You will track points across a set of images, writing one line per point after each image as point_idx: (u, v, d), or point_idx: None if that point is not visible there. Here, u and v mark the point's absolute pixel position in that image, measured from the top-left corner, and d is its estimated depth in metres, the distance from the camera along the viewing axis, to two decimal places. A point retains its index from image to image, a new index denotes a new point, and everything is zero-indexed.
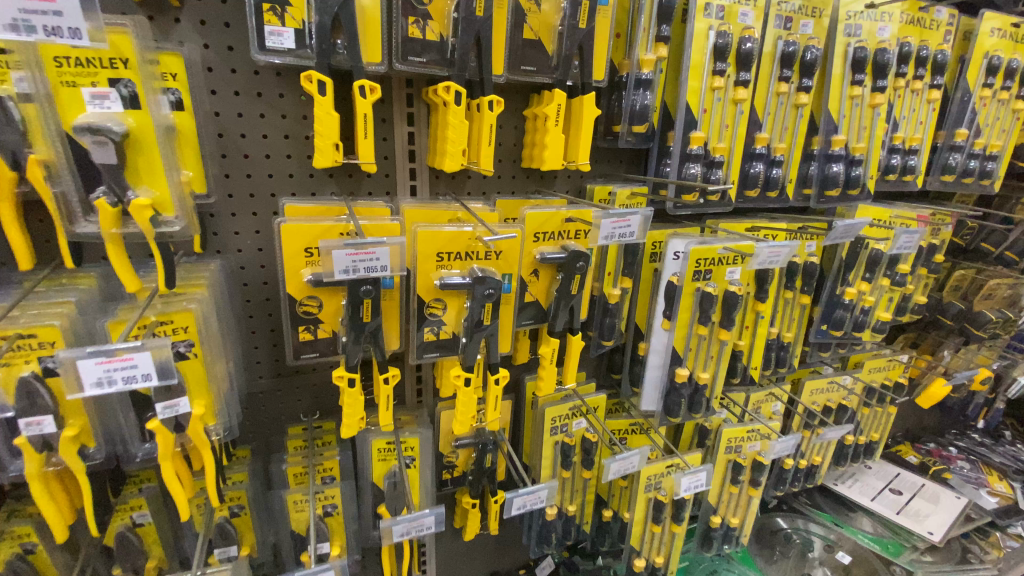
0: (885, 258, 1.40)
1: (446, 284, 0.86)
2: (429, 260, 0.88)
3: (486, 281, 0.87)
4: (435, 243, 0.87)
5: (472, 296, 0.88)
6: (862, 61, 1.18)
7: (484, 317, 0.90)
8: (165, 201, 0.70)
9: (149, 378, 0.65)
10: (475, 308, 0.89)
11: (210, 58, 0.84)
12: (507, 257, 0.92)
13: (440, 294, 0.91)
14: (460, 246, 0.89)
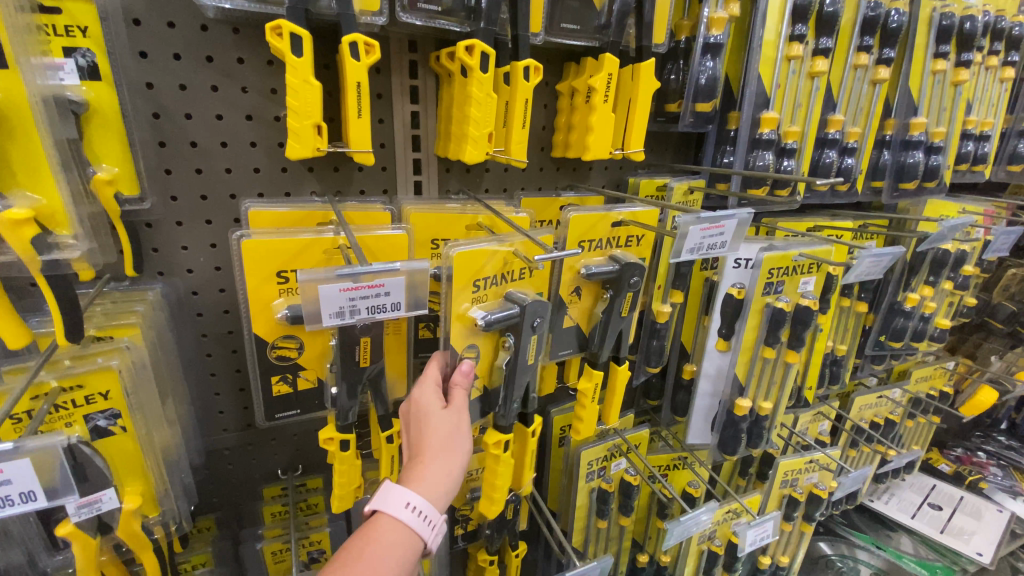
0: (952, 259, 1.23)
1: (495, 318, 0.63)
2: (464, 290, 0.64)
3: (540, 307, 0.66)
4: (473, 266, 0.64)
5: (524, 330, 0.66)
6: (949, 30, 0.99)
7: (534, 356, 0.69)
8: (58, 213, 0.47)
9: (31, 497, 0.44)
10: (524, 346, 0.67)
11: (136, 6, 0.59)
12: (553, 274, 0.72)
13: (473, 338, 0.67)
14: (501, 267, 0.67)
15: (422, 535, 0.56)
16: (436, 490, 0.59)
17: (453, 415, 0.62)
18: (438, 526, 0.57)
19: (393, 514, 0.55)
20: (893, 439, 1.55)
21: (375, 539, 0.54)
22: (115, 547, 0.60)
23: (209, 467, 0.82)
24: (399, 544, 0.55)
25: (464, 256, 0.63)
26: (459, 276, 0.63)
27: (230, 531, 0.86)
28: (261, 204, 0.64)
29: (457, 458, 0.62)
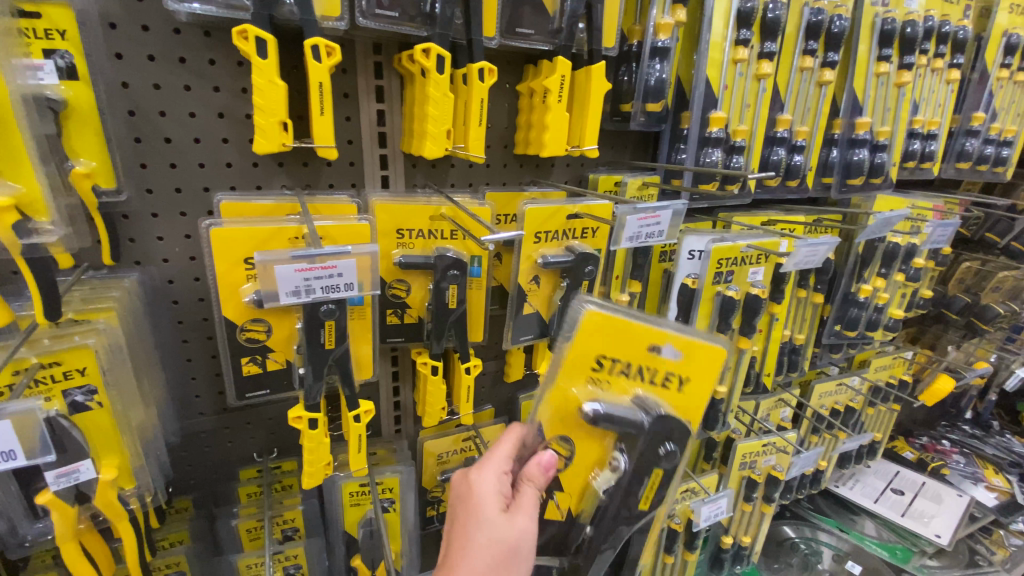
0: (902, 251, 1.30)
1: (608, 415, 0.62)
2: (630, 351, 0.64)
3: (668, 429, 0.64)
4: (601, 338, 0.63)
5: (637, 448, 0.65)
6: (891, 35, 1.05)
7: (644, 499, 0.68)
8: (36, 201, 0.51)
9: (11, 456, 0.48)
10: (635, 468, 0.65)
11: (112, 10, 0.64)
12: (693, 396, 0.66)
13: (574, 434, 0.67)
14: (639, 358, 0.64)
15: None
16: None
17: (508, 528, 0.60)
18: None
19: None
20: (854, 426, 1.61)
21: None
22: (94, 517, 0.64)
23: (185, 449, 0.86)
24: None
25: (598, 322, 0.62)
26: (590, 349, 0.63)
27: (206, 512, 0.90)
28: (233, 197, 0.68)
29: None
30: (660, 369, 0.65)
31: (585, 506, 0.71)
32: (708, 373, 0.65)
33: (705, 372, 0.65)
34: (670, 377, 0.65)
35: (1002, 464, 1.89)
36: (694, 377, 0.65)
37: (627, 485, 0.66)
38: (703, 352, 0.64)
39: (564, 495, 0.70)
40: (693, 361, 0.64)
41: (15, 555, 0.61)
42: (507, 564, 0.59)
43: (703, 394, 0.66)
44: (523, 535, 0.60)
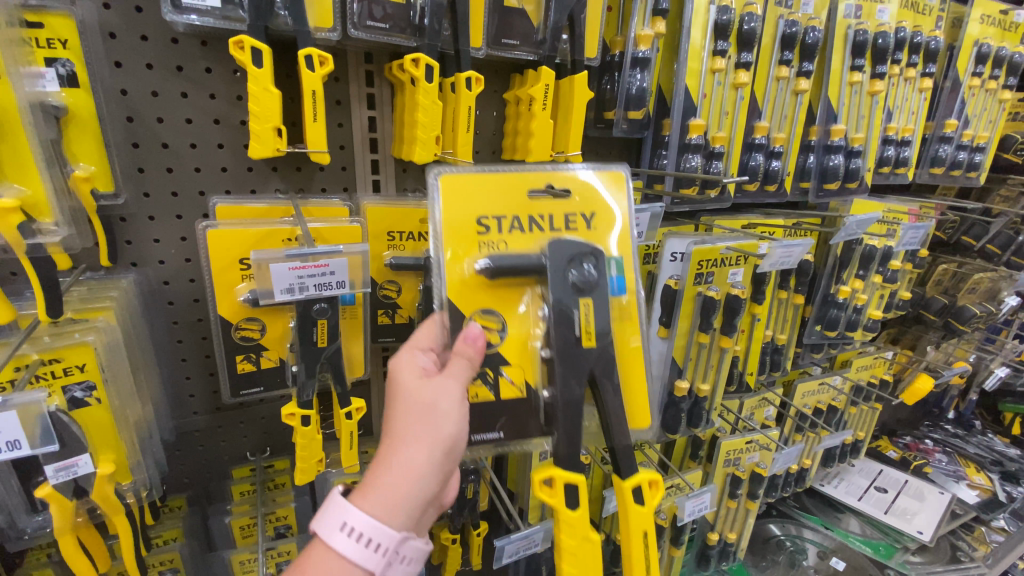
0: (879, 254, 1.34)
1: (501, 259, 0.60)
2: (508, 204, 0.64)
3: (575, 255, 0.62)
4: (470, 198, 0.63)
5: (552, 279, 0.60)
6: (863, 45, 1.10)
7: (585, 337, 0.61)
8: (40, 203, 0.53)
9: (17, 446, 0.51)
10: (560, 298, 0.60)
11: (111, 20, 0.66)
12: (604, 233, 0.68)
13: (490, 302, 0.63)
14: (523, 208, 0.65)
15: (364, 560, 0.48)
16: (394, 504, 0.50)
17: (430, 392, 0.54)
18: (386, 550, 0.48)
19: (332, 538, 0.48)
20: (836, 424, 1.65)
21: (316, 564, 0.49)
22: (90, 510, 0.65)
23: (179, 448, 0.87)
24: (340, 568, 0.48)
25: (461, 180, 0.63)
26: (462, 215, 0.62)
27: (200, 509, 0.92)
28: (228, 200, 0.70)
29: (426, 457, 0.52)
30: (553, 214, 0.66)
31: (537, 372, 0.64)
32: (609, 202, 0.69)
33: (600, 207, 0.68)
34: (572, 218, 0.67)
35: (983, 463, 1.95)
36: (594, 210, 0.68)
37: (559, 319, 0.60)
38: (590, 184, 0.68)
39: (513, 371, 0.64)
40: (583, 194, 0.68)
41: (13, 548, 0.64)
42: (437, 429, 0.52)
43: (608, 224, 0.68)
44: (445, 398, 0.53)
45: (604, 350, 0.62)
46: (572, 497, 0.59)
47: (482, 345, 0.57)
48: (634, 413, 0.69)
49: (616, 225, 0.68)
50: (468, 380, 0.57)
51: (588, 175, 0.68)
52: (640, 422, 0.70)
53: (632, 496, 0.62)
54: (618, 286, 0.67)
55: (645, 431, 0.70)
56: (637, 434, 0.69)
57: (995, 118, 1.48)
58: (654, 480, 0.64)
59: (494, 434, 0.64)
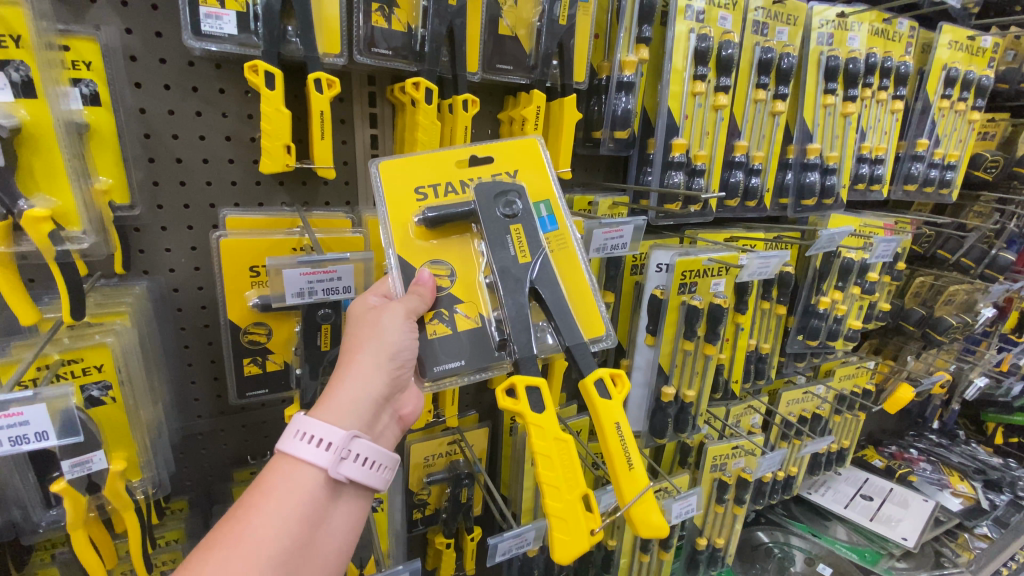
0: (857, 266, 1.40)
1: (435, 214, 0.68)
2: (439, 172, 0.73)
3: (503, 194, 0.71)
4: (404, 176, 0.71)
5: (483, 217, 0.69)
6: (835, 70, 1.18)
7: (520, 254, 0.70)
8: (70, 212, 0.58)
9: (44, 437, 0.55)
10: (493, 227, 0.69)
11: (133, 45, 0.71)
12: (531, 179, 0.76)
13: (434, 254, 0.71)
14: (454, 175, 0.73)
15: (316, 456, 0.55)
16: (342, 407, 0.58)
17: (374, 315, 0.63)
18: (335, 444, 0.55)
19: (287, 444, 0.55)
20: (821, 432, 1.69)
21: (274, 473, 0.55)
22: (100, 506, 0.67)
23: (183, 450, 0.90)
24: (297, 471, 0.55)
25: (390, 162, 0.71)
26: (397, 188, 0.70)
27: (201, 511, 0.94)
28: (238, 212, 0.75)
29: (368, 366, 0.61)
30: (480, 173, 0.74)
31: (488, 303, 0.72)
32: (531, 152, 0.77)
33: (522, 160, 0.76)
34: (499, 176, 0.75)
35: (967, 471, 1.99)
36: (519, 164, 0.76)
37: (495, 246, 0.69)
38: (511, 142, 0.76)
39: (467, 306, 0.71)
40: (506, 153, 0.76)
41: (27, 542, 0.66)
42: (375, 342, 0.62)
43: (533, 172, 0.76)
44: (386, 314, 0.63)
45: (543, 263, 0.71)
46: (536, 400, 0.65)
47: (433, 287, 0.67)
48: (586, 322, 0.75)
49: (542, 174, 0.77)
50: (415, 306, 0.65)
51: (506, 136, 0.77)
52: (595, 330, 0.75)
53: (596, 390, 0.67)
54: (551, 222, 0.75)
55: (602, 338, 0.75)
56: (595, 342, 0.75)
57: (965, 137, 1.56)
58: (616, 376, 0.70)
59: (455, 363, 0.69)
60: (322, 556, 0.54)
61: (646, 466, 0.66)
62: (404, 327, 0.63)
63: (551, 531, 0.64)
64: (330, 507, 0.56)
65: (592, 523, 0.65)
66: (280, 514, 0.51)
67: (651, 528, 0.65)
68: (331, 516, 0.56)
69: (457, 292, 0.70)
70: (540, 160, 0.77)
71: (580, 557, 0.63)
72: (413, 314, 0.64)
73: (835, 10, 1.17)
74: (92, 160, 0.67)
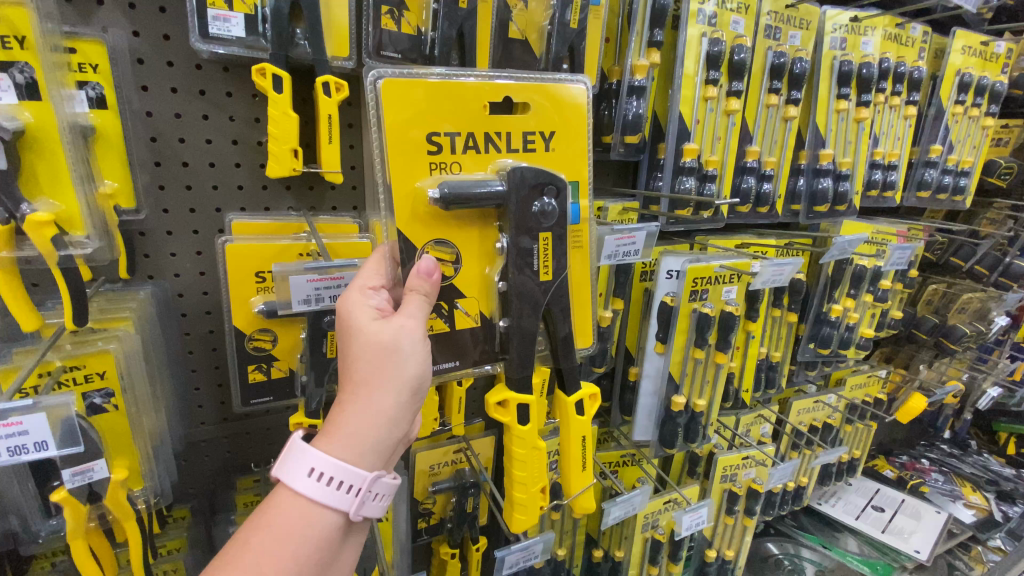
0: (869, 274, 1.38)
1: (461, 190, 0.58)
2: (464, 120, 0.62)
3: (539, 184, 0.63)
4: (418, 113, 0.59)
5: (513, 213, 0.62)
6: (849, 75, 1.16)
7: (542, 270, 0.66)
8: (73, 217, 0.57)
9: (43, 446, 0.54)
10: (519, 229, 0.63)
11: (140, 47, 0.70)
12: (562, 153, 0.68)
13: (445, 233, 0.62)
14: (478, 124, 0.63)
15: (334, 498, 0.51)
16: (360, 445, 0.53)
17: (383, 333, 0.55)
18: (356, 486, 0.52)
19: (304, 482, 0.51)
20: (832, 442, 1.66)
21: (283, 510, 0.51)
22: (101, 516, 0.66)
23: (186, 457, 0.89)
24: (312, 509, 0.51)
25: (402, 91, 0.58)
26: (414, 131, 0.59)
27: (204, 520, 0.93)
28: (244, 217, 0.74)
29: (383, 401, 0.54)
30: (509, 131, 0.65)
31: (494, 303, 0.67)
32: (570, 117, 0.68)
33: (558, 123, 0.67)
34: (529, 136, 0.66)
35: (980, 482, 1.95)
36: (553, 128, 0.67)
37: (518, 252, 0.64)
38: (551, 95, 0.67)
39: (468, 302, 0.66)
40: (543, 108, 0.66)
41: (26, 551, 0.67)
42: (393, 375, 0.55)
43: (567, 144, 0.68)
44: (404, 339, 0.55)
45: (558, 285, 0.68)
46: (524, 414, 0.68)
47: (437, 279, 0.59)
48: (578, 332, 0.75)
49: (575, 148, 0.69)
50: (425, 317, 0.58)
51: (550, 86, 0.66)
52: (584, 339, 0.76)
53: (574, 407, 0.72)
54: (575, 214, 0.69)
55: (588, 346, 0.77)
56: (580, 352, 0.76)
57: (979, 144, 1.53)
58: (592, 394, 0.75)
59: (449, 364, 0.67)
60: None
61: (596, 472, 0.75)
62: (423, 353, 0.57)
63: (511, 513, 0.71)
64: (340, 542, 0.54)
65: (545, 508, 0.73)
66: (297, 559, 0.48)
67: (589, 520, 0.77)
68: (340, 552, 0.54)
69: (464, 289, 0.65)
70: (573, 126, 0.69)
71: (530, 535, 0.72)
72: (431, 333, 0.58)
73: (847, 14, 1.15)
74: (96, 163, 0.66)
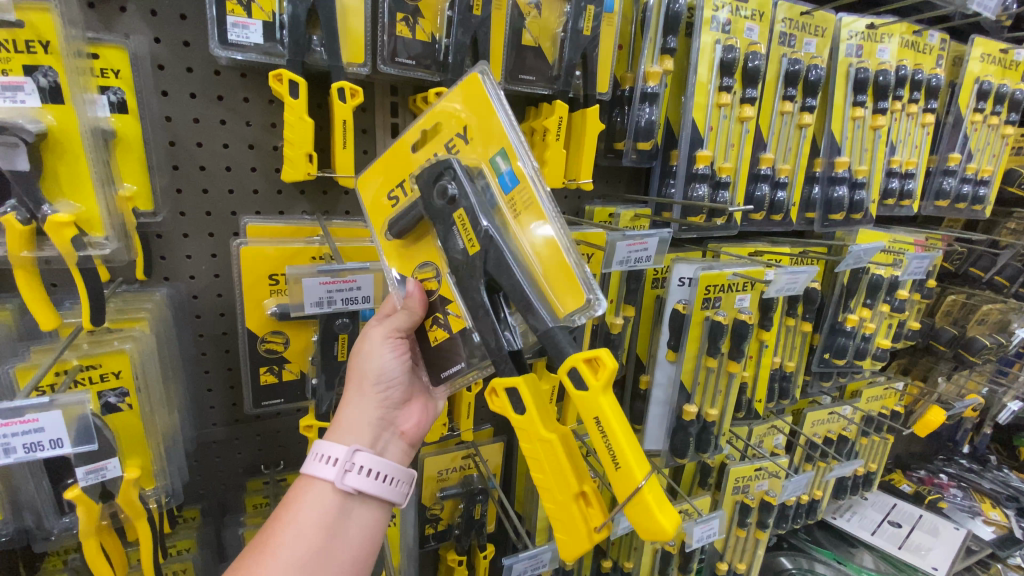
0: (886, 283, 1.35)
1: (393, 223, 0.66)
2: (404, 163, 0.67)
3: (441, 172, 0.61)
4: (376, 183, 0.70)
5: (428, 215, 0.63)
6: (864, 82, 1.15)
7: (468, 244, 0.60)
8: (93, 218, 0.58)
9: (58, 444, 0.55)
10: (441, 223, 0.62)
11: (161, 53, 0.71)
12: (480, 132, 0.62)
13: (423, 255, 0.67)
14: (413, 161, 0.67)
15: (325, 471, 0.61)
16: (345, 432, 0.65)
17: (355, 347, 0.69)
18: (339, 458, 0.62)
19: (306, 465, 0.63)
20: (847, 454, 1.62)
21: (293, 491, 0.62)
22: (113, 514, 0.66)
23: (197, 458, 0.90)
24: (312, 486, 0.62)
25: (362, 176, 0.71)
26: (375, 195, 0.69)
27: (213, 521, 0.93)
28: (259, 220, 0.75)
29: (361, 394, 0.68)
30: (436, 149, 0.65)
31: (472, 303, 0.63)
32: (479, 99, 0.62)
33: (467, 113, 0.63)
34: (450, 142, 0.64)
35: (1000, 499, 1.87)
36: (465, 120, 0.63)
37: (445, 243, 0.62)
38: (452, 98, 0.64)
39: (455, 308, 0.65)
40: (450, 109, 0.64)
41: (39, 548, 0.68)
42: (360, 373, 0.68)
43: (482, 125, 0.62)
44: (366, 341, 0.68)
45: (488, 247, 0.59)
46: (516, 400, 0.60)
47: (420, 297, 0.65)
48: (565, 293, 0.58)
49: (489, 119, 0.61)
50: (391, 327, 0.67)
51: (443, 97, 0.64)
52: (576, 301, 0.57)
53: (567, 381, 0.55)
54: (508, 182, 0.60)
55: (583, 309, 0.57)
56: (579, 315, 0.57)
57: (999, 153, 1.50)
58: (597, 357, 0.54)
59: (456, 367, 0.67)
60: (343, 564, 0.60)
61: (635, 464, 0.52)
62: (387, 349, 0.67)
63: (554, 528, 0.62)
64: (346, 518, 0.61)
65: (593, 519, 0.60)
66: (297, 525, 0.59)
67: (653, 531, 0.52)
68: (350, 529, 0.61)
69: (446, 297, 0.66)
70: (482, 104, 0.62)
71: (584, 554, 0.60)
72: (393, 333, 0.67)
73: (863, 22, 1.14)
74: (115, 164, 0.67)
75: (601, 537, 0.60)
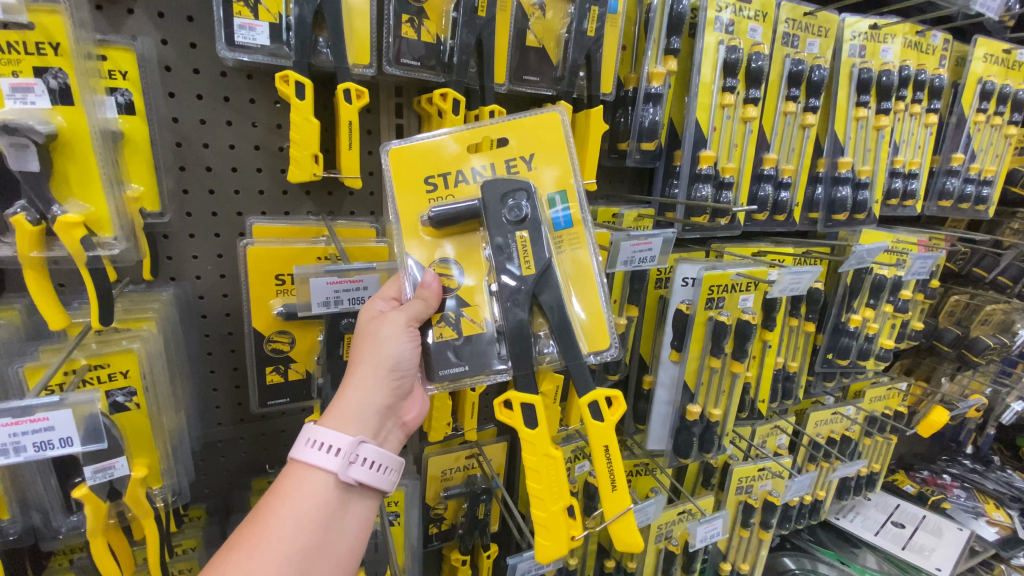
0: (889, 283, 1.36)
1: (439, 213, 0.64)
2: (455, 159, 0.68)
3: (512, 189, 0.65)
4: (414, 166, 0.67)
5: (487, 221, 0.64)
6: (867, 83, 1.15)
7: (524, 266, 0.64)
8: (102, 219, 0.58)
9: (68, 443, 0.55)
10: (496, 233, 0.64)
11: (168, 55, 0.72)
12: (546, 168, 0.69)
13: (445, 252, 0.68)
14: (465, 160, 0.68)
15: (325, 461, 0.60)
16: (351, 420, 0.63)
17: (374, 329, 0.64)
18: (343, 449, 0.60)
19: (305, 452, 0.60)
20: (851, 454, 1.62)
21: (290, 478, 0.60)
22: (120, 513, 0.66)
23: (203, 457, 0.91)
24: (312, 475, 0.60)
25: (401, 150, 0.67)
26: (409, 174, 0.67)
27: (219, 519, 0.94)
28: (265, 220, 0.76)
29: (375, 381, 0.64)
30: (494, 160, 0.68)
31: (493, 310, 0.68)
32: (553, 140, 0.69)
33: (539, 147, 0.69)
34: (512, 161, 0.68)
35: (1004, 499, 1.84)
36: (533, 150, 0.69)
37: (500, 252, 0.64)
38: (528, 125, 0.69)
39: (472, 309, 0.68)
40: (524, 133, 0.69)
41: (47, 546, 0.69)
42: (374, 356, 0.64)
43: (549, 164, 0.69)
44: (385, 325, 0.64)
45: (546, 277, 0.65)
46: (530, 416, 0.64)
47: (437, 289, 0.66)
48: (591, 333, 0.68)
49: (561, 163, 0.69)
50: (414, 315, 0.65)
51: (519, 119, 0.68)
52: (599, 344, 0.69)
53: (589, 412, 0.64)
54: (565, 222, 0.68)
55: (605, 351, 0.69)
56: (596, 355, 0.69)
57: (1002, 152, 1.50)
58: (614, 397, 0.65)
59: (457, 367, 0.67)
60: (337, 554, 0.59)
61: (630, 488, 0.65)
62: (405, 337, 0.64)
63: (535, 535, 0.67)
64: (343, 508, 0.61)
65: (572, 530, 0.67)
66: (295, 516, 0.57)
67: (629, 544, 0.65)
68: (345, 519, 0.61)
69: (465, 296, 0.68)
70: (556, 146, 0.69)
71: (558, 558, 0.66)
72: (412, 322, 0.64)
73: (867, 22, 1.14)
74: (124, 165, 0.67)
75: (574, 544, 0.68)
